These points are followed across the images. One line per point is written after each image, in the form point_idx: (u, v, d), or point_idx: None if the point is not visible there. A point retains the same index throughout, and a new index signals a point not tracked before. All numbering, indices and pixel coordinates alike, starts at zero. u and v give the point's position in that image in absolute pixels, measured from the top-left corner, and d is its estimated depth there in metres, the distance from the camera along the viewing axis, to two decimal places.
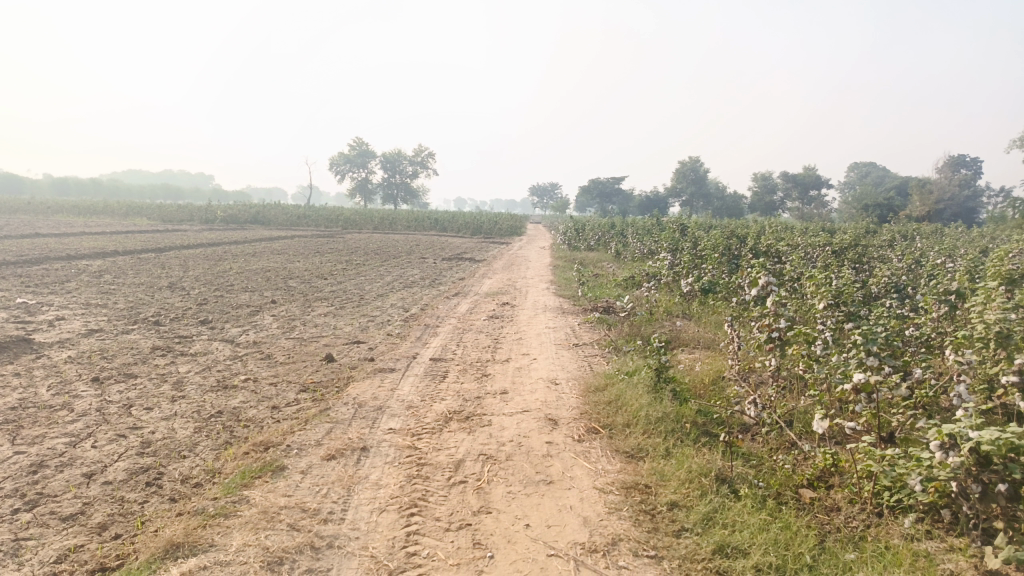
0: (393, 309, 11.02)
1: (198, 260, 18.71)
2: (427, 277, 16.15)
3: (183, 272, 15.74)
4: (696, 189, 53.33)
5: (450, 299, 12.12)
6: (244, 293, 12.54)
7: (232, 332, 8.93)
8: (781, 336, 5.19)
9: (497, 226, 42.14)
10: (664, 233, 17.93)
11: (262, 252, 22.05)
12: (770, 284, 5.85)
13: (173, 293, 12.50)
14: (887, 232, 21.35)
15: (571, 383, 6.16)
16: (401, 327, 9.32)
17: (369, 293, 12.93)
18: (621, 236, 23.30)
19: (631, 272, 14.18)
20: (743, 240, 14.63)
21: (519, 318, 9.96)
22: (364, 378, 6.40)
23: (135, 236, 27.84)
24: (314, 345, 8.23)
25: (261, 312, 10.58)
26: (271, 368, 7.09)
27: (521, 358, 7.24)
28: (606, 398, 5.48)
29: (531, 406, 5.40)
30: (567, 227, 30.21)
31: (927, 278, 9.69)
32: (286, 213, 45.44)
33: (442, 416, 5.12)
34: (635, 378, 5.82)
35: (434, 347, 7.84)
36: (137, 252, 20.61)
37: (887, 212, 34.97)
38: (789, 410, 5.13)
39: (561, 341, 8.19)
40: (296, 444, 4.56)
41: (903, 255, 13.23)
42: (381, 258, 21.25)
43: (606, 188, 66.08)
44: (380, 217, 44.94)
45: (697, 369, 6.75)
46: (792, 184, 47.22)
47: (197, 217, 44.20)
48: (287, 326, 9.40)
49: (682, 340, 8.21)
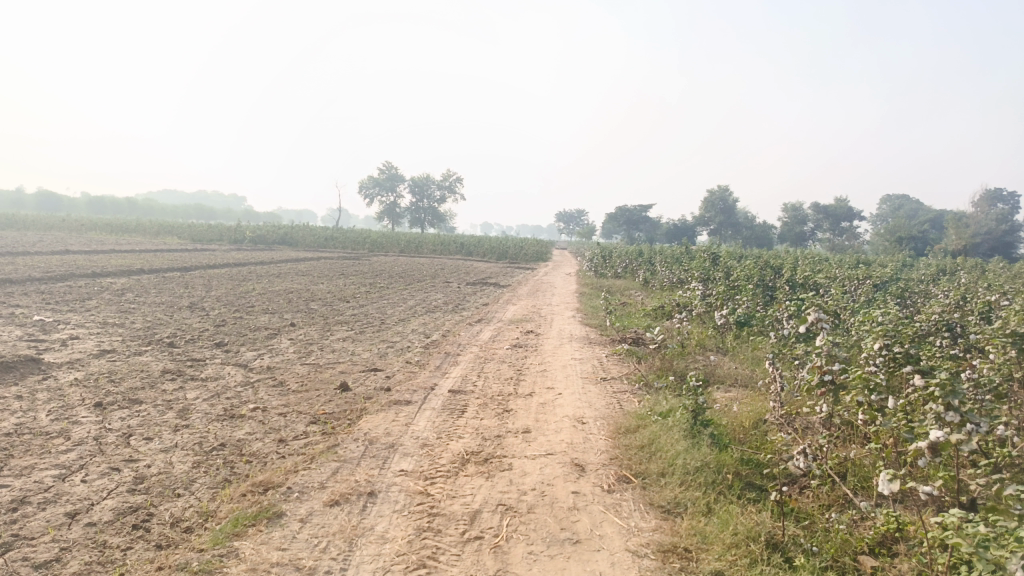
0: (414, 334, 10.66)
1: (222, 279, 18.61)
2: (451, 302, 15.81)
3: (206, 292, 15.60)
4: (724, 218, 52.68)
5: (473, 326, 11.73)
6: (263, 315, 12.28)
7: (246, 356, 8.63)
8: (835, 380, 4.74)
9: (522, 251, 41.87)
10: (695, 262, 17.43)
11: (286, 273, 21.92)
12: (819, 320, 5.40)
13: (192, 313, 12.29)
14: (925, 266, 20.66)
15: (599, 423, 5.71)
16: (421, 354, 8.95)
17: (390, 318, 12.60)
18: (649, 264, 22.83)
19: (661, 301, 13.70)
20: (778, 271, 14.10)
21: (544, 348, 9.53)
22: (377, 410, 6.01)
23: (163, 255, 27.97)
24: (329, 372, 7.87)
25: (278, 335, 10.29)
26: (281, 396, 6.73)
27: (546, 392, 6.80)
28: (637, 442, 5.02)
29: (556, 448, 4.96)
30: (593, 254, 29.79)
31: (979, 318, 9.12)
32: (313, 234, 45.60)
33: (458, 457, 4.70)
34: (670, 420, 5.36)
35: (454, 377, 7.43)
36: (162, 271, 20.56)
37: (923, 246, 34.10)
38: (842, 461, 4.66)
39: (589, 375, 7.74)
40: (298, 486, 4.17)
41: (948, 290, 12.62)
42: (406, 281, 20.95)
43: (633, 215, 65.67)
44: (406, 240, 44.99)
45: (735, 410, 6.27)
46: (823, 214, 46.45)
47: (226, 237, 44.49)
48: (303, 351, 9.07)
49: (717, 377, 7.72)
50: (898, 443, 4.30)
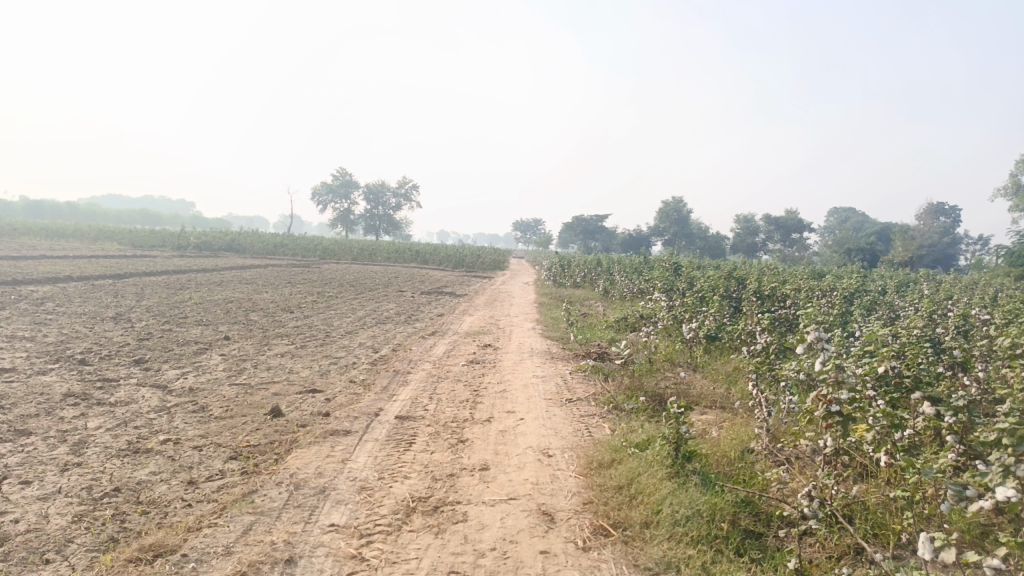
0: (361, 349, 9.79)
1: (157, 288, 17.40)
2: (403, 312, 14.95)
3: (136, 301, 14.41)
4: (679, 229, 52.80)
5: (426, 339, 10.90)
6: (196, 328, 11.23)
7: (168, 375, 7.65)
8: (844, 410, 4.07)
9: (479, 259, 41.14)
10: (656, 272, 16.88)
11: (229, 281, 20.76)
12: (821, 339, 4.72)
13: (116, 325, 11.16)
14: (881, 278, 20.62)
15: (566, 457, 4.98)
16: (367, 372, 8.09)
17: (336, 330, 11.66)
18: (608, 273, 22.31)
19: (623, 313, 13.07)
20: (743, 282, 13.60)
21: (503, 364, 8.78)
22: (310, 443, 5.16)
23: (98, 262, 26.35)
24: (261, 394, 6.96)
25: (208, 350, 9.29)
26: (200, 425, 5.81)
27: (507, 418, 6.04)
28: (614, 481, 4.31)
29: (519, 491, 4.21)
30: (551, 263, 29.17)
31: (958, 334, 8.71)
32: (261, 241, 44.04)
33: (402, 507, 3.92)
34: (649, 454, 4.67)
35: (402, 400, 6.61)
36: (92, 278, 19.18)
37: (871, 256, 34.43)
38: (851, 505, 4.01)
39: (552, 395, 7.01)
40: (198, 551, 3.33)
41: (915, 302, 12.30)
42: (356, 290, 19.97)
43: (589, 225, 65.59)
44: (359, 248, 43.77)
45: (716, 438, 5.61)
46: (774, 226, 46.88)
47: (169, 243, 42.58)
48: (234, 369, 8.12)
49: (691, 398, 7.07)
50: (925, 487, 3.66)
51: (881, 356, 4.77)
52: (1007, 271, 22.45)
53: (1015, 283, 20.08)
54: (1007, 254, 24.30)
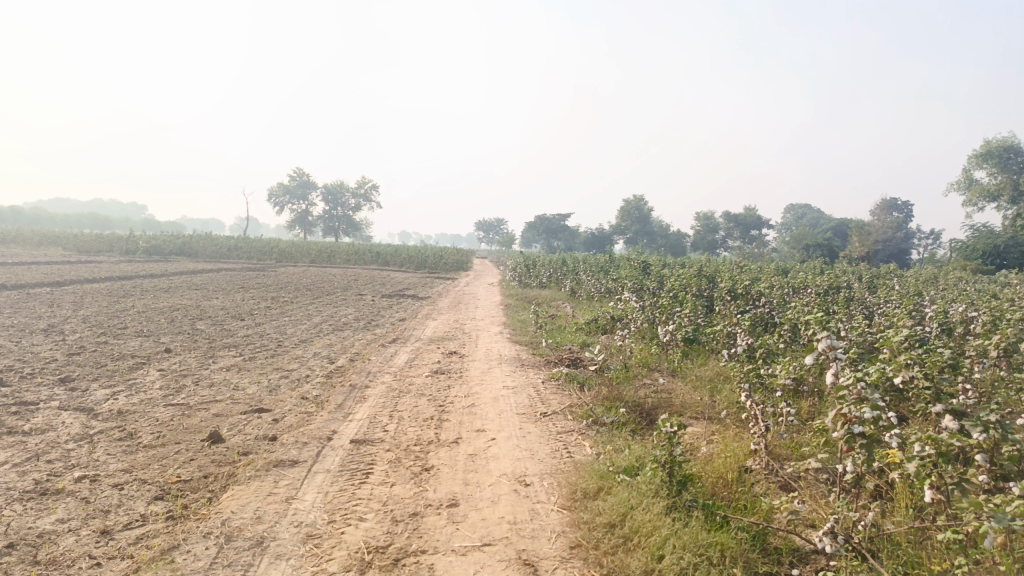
0: (315, 360, 9.05)
1: (97, 296, 16.30)
2: (363, 317, 14.23)
3: (72, 311, 13.39)
4: (641, 227, 52.72)
5: (386, 347, 10.22)
6: (136, 340, 10.34)
7: (96, 396, 6.84)
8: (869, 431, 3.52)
9: (442, 260, 40.37)
10: (624, 270, 16.41)
11: (178, 287, 19.68)
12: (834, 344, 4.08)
13: (46, 339, 10.21)
14: (844, 273, 20.50)
15: (548, 485, 4.39)
16: (321, 387, 7.37)
17: (289, 339, 10.89)
18: (573, 272, 21.83)
19: (593, 314, 12.54)
20: (714, 280, 13.18)
21: (469, 374, 8.16)
22: (250, 477, 4.46)
23: (36, 268, 24.86)
24: (200, 416, 6.22)
25: (145, 366, 8.45)
26: (125, 457, 5.06)
27: (478, 438, 5.43)
28: (603, 517, 3.74)
29: (494, 534, 3.61)
30: (514, 264, 28.63)
31: (943, 333, 8.34)
32: (215, 244, 42.56)
33: (355, 561, 3.28)
34: (640, 480, 4.11)
35: (359, 420, 5.95)
36: (28, 286, 17.94)
37: (829, 252, 34.65)
38: (878, 540, 3.49)
39: (525, 409, 6.42)
40: None
41: (888, 299, 12.05)
42: (313, 294, 19.12)
43: (551, 224, 65.20)
44: (318, 250, 42.64)
45: (709, 454, 5.07)
46: (733, 223, 47.17)
47: (117, 247, 40.79)
48: (172, 387, 7.34)
49: (673, 407, 6.54)
50: (974, 527, 3.13)
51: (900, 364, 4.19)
52: (964, 264, 22.64)
53: (975, 276, 20.12)
54: (963, 248, 24.48)
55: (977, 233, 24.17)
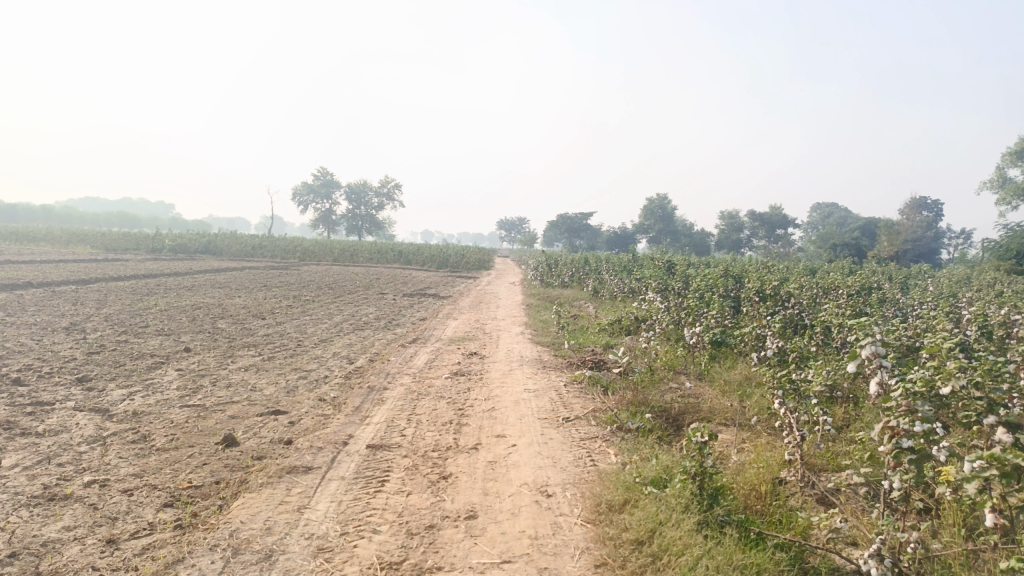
0: (334, 361, 8.92)
1: (121, 294, 16.37)
2: (383, 317, 14.11)
3: (96, 309, 13.43)
4: (664, 226, 52.18)
5: (406, 348, 10.06)
6: (156, 339, 10.29)
7: (112, 396, 6.75)
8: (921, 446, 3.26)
9: (463, 260, 40.27)
10: (648, 270, 16.12)
11: (200, 285, 19.76)
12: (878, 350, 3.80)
13: (67, 337, 10.19)
14: (874, 273, 19.98)
15: (572, 496, 4.19)
16: (339, 388, 7.23)
17: (309, 339, 10.78)
18: (596, 272, 21.56)
19: (617, 314, 12.29)
20: (741, 281, 12.85)
21: (490, 376, 7.97)
22: (262, 485, 4.31)
23: (63, 266, 25.13)
24: (215, 418, 6.09)
25: (164, 365, 8.37)
26: (137, 461, 4.94)
27: (498, 444, 5.24)
28: (630, 533, 3.53)
29: (515, 550, 3.42)
30: (537, 263, 28.39)
31: (983, 336, 7.98)
32: (239, 243, 42.86)
33: None
34: (669, 493, 3.88)
35: (376, 424, 5.79)
36: (54, 284, 18.08)
37: (857, 251, 33.94)
38: (929, 563, 3.23)
39: (547, 414, 6.21)
40: None
41: (922, 300, 11.65)
42: (334, 293, 19.07)
43: (573, 223, 64.86)
44: (341, 249, 42.76)
45: (740, 463, 4.83)
46: (758, 222, 46.49)
47: (143, 246, 41.24)
48: (189, 388, 7.24)
49: (700, 412, 6.29)
50: None
51: (950, 372, 3.90)
52: (998, 265, 21.98)
53: (1009, 277, 19.50)
54: (996, 247, 23.79)
55: (1012, 232, 23.48)
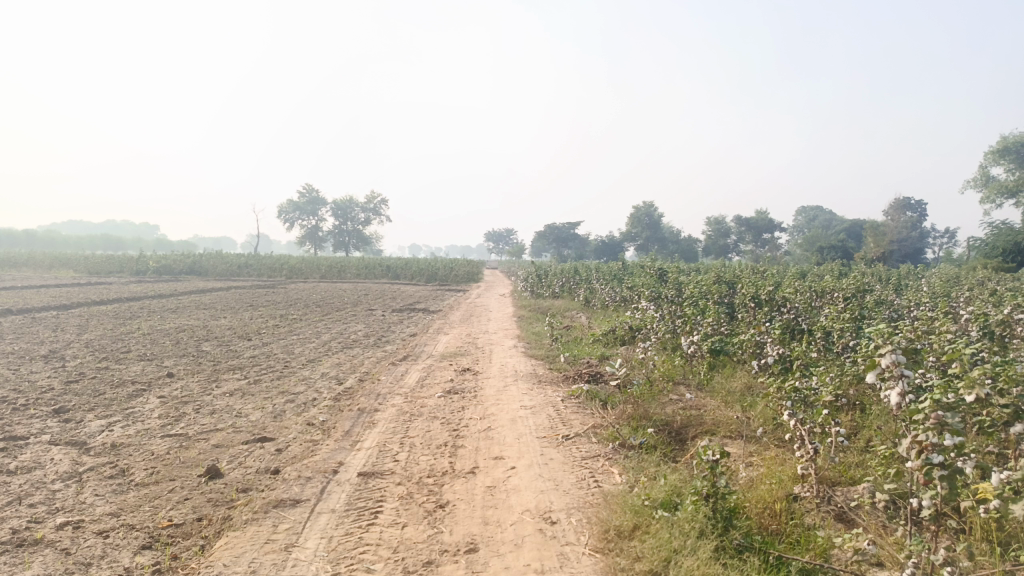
0: (323, 382, 8.65)
1: (103, 319, 16.00)
2: (372, 334, 13.83)
3: (76, 335, 13.07)
4: (651, 233, 52.15)
5: (396, 366, 9.79)
6: (138, 364, 9.98)
7: (90, 428, 6.44)
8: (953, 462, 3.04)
9: (452, 273, 40.02)
10: (639, 278, 15.93)
11: (185, 307, 19.40)
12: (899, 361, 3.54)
13: (46, 366, 9.86)
14: (864, 274, 19.88)
15: (577, 523, 3.95)
16: (328, 412, 6.96)
17: (296, 360, 10.49)
18: (586, 281, 21.37)
19: (610, 324, 12.08)
20: (734, 286, 12.67)
21: (484, 394, 7.73)
22: (247, 521, 4.05)
23: (45, 292, 24.64)
24: (198, 448, 5.81)
25: (146, 393, 8.07)
26: (114, 498, 4.66)
27: (497, 468, 4.99)
28: (643, 564, 3.29)
29: None
30: (526, 273, 28.19)
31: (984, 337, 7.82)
32: (225, 263, 42.43)
33: None
34: (681, 516, 3.65)
35: (368, 449, 5.53)
36: (34, 311, 17.68)
37: (844, 253, 33.97)
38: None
39: (546, 432, 5.98)
40: None
41: (918, 301, 11.50)
42: (322, 311, 18.78)
43: (560, 233, 64.73)
44: (328, 265, 42.40)
45: (751, 480, 4.60)
46: (745, 227, 46.52)
47: (127, 268, 40.71)
48: (171, 416, 6.95)
49: (703, 425, 6.07)
50: None
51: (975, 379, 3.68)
52: (987, 262, 21.93)
53: (998, 275, 19.42)
54: (983, 246, 23.78)
55: (998, 229, 23.48)
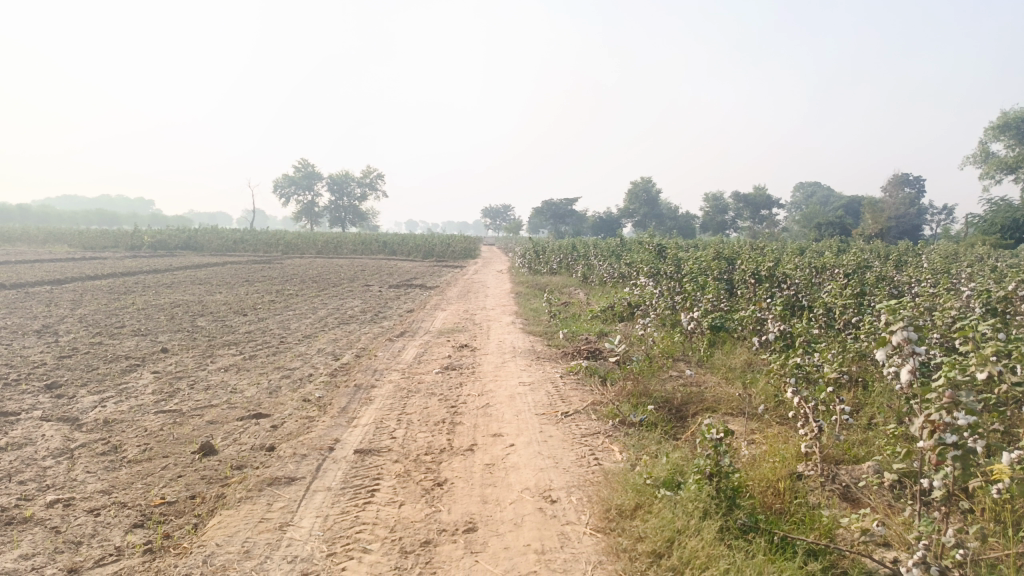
0: (319, 358, 8.55)
1: (97, 294, 15.85)
2: (369, 310, 13.71)
3: (70, 310, 12.94)
4: (649, 209, 51.91)
5: (393, 342, 9.70)
6: (132, 339, 9.87)
7: (82, 404, 6.35)
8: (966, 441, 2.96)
9: (449, 249, 39.86)
10: (638, 254, 15.81)
11: (180, 282, 19.26)
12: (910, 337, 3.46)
13: (39, 340, 9.74)
14: (863, 251, 19.77)
15: (578, 501, 3.87)
16: (324, 388, 6.87)
17: (292, 335, 10.39)
18: (584, 257, 21.25)
19: (609, 300, 11.98)
20: (734, 262, 12.56)
21: (482, 370, 7.64)
22: (241, 500, 3.96)
23: (39, 266, 24.45)
24: (192, 425, 5.72)
25: (139, 368, 7.97)
26: (106, 476, 4.57)
27: (496, 445, 4.91)
28: (646, 544, 3.22)
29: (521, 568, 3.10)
30: (523, 249, 28.04)
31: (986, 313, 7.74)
32: (220, 238, 42.17)
33: None
34: (684, 495, 3.58)
35: (364, 426, 5.44)
36: (27, 286, 17.53)
37: (842, 229, 33.84)
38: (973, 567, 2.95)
39: (545, 410, 5.89)
40: None
41: (919, 277, 11.40)
42: (319, 286, 18.65)
43: (558, 209, 64.44)
44: (324, 241, 42.18)
45: (754, 457, 4.53)
46: (743, 203, 46.30)
47: (122, 243, 40.45)
48: (165, 392, 6.86)
49: (704, 402, 5.99)
50: None
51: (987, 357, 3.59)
52: (985, 238, 21.80)
53: (998, 251, 19.29)
54: (981, 223, 23.66)
55: (996, 206, 23.35)
